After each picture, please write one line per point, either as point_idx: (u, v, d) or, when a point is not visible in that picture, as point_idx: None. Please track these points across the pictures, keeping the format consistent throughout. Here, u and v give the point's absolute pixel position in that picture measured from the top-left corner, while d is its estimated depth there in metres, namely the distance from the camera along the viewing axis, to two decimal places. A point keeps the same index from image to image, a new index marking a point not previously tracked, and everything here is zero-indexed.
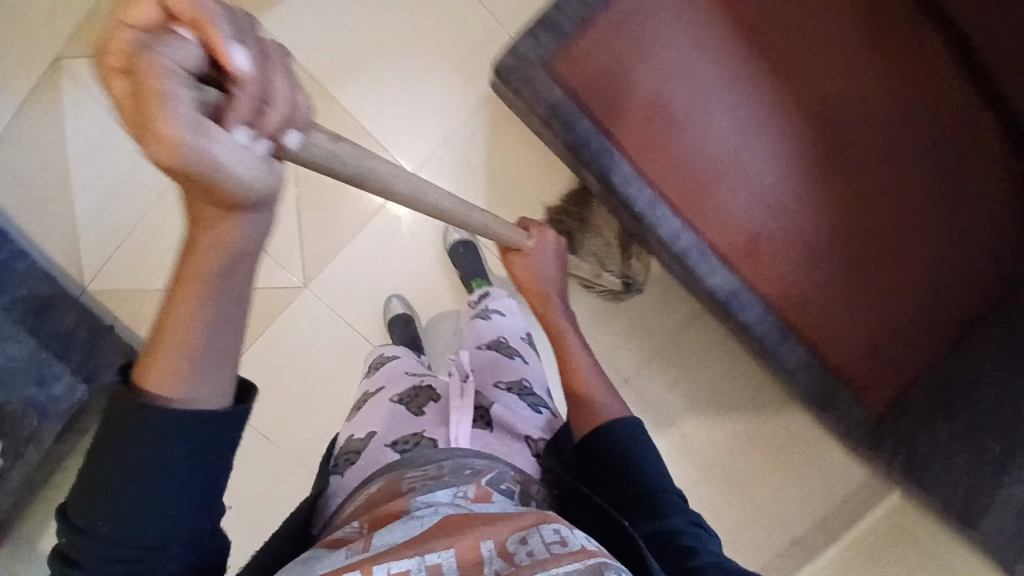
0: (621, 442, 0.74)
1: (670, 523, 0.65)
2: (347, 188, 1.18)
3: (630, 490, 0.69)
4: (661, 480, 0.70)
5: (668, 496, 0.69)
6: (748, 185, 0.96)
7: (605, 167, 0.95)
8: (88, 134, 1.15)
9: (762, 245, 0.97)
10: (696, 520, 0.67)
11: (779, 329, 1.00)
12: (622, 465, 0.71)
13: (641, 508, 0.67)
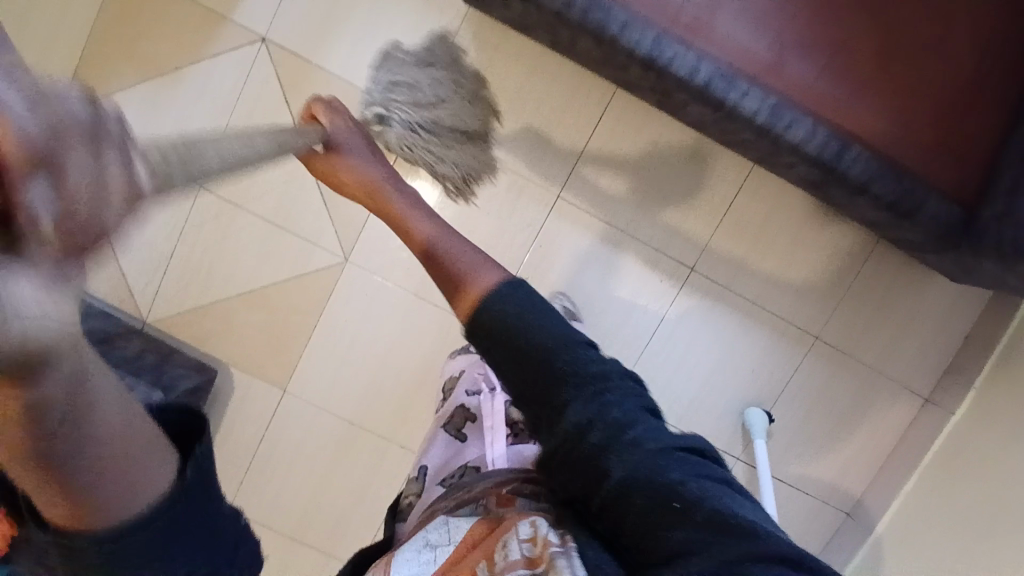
0: (508, 318, 0.57)
1: (574, 403, 0.54)
2: None
3: (524, 371, 0.55)
4: (561, 339, 0.56)
5: (575, 357, 0.55)
6: (734, 3, 0.89)
7: (591, 10, 0.88)
8: None
9: (782, 53, 0.90)
10: (602, 389, 0.55)
11: (837, 137, 0.91)
12: (516, 344, 0.56)
13: (546, 389, 0.55)
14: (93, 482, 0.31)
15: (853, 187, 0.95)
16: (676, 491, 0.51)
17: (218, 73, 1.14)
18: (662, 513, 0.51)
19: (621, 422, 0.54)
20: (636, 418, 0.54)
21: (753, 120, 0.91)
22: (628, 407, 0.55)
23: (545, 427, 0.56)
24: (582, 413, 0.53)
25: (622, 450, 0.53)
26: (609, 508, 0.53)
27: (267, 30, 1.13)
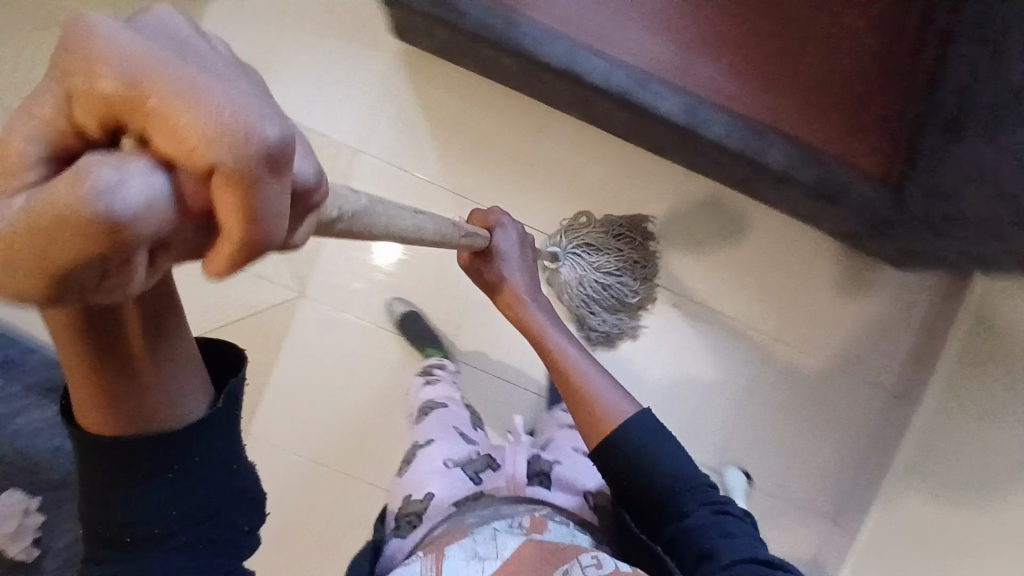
0: (638, 449, 0.79)
1: (689, 514, 0.75)
2: None
3: (659, 486, 0.77)
4: (685, 473, 0.78)
5: (698, 481, 0.78)
6: (636, 11, 0.94)
7: (502, 30, 0.94)
8: None
9: (689, 53, 0.95)
10: (719, 508, 0.76)
11: (752, 128, 0.96)
12: (657, 471, 0.78)
13: (679, 503, 0.76)
14: (143, 381, 0.42)
15: (774, 175, 0.99)
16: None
17: None
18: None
19: (733, 537, 0.72)
20: (734, 534, 0.73)
21: (670, 119, 0.96)
22: (735, 526, 0.74)
23: (661, 523, 0.77)
24: (700, 518, 0.75)
25: (731, 551, 0.70)
26: None
27: None
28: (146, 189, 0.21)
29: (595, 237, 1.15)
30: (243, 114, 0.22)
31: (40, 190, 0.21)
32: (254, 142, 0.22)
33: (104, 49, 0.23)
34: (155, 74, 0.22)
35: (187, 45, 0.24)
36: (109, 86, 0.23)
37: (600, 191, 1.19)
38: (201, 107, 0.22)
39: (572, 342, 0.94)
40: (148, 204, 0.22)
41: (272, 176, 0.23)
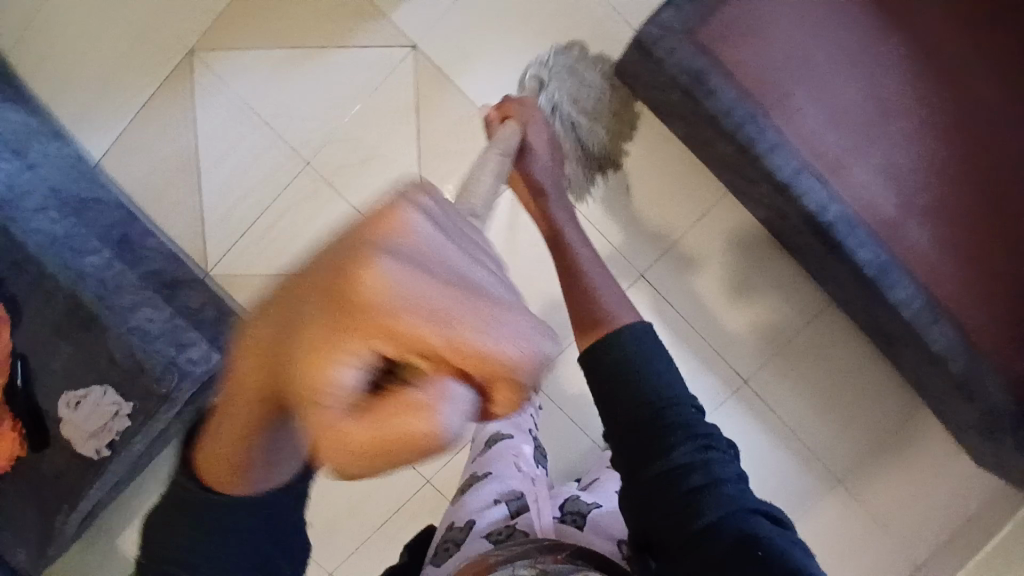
0: (624, 363, 0.71)
1: (672, 449, 0.67)
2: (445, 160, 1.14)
3: (642, 402, 0.69)
4: (667, 391, 0.70)
5: (681, 412, 0.69)
6: (872, 159, 0.93)
7: (741, 122, 0.91)
8: (213, 125, 1.15)
9: (906, 215, 0.94)
10: (702, 445, 0.68)
11: (932, 309, 0.95)
12: (644, 391, 0.70)
13: (660, 430, 0.68)
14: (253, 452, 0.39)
15: (929, 354, 0.98)
16: (751, 541, 0.61)
17: (357, 60, 1.12)
18: (739, 549, 0.61)
19: (713, 476, 0.66)
20: (723, 476, 0.66)
21: (861, 269, 0.95)
22: (721, 466, 0.67)
23: (641, 463, 0.68)
24: (684, 456, 0.67)
25: (713, 490, 0.65)
26: (692, 540, 0.63)
27: (415, 36, 1.12)
28: (417, 431, 0.25)
29: (589, 84, 1.11)
30: (503, 344, 0.24)
31: (380, 425, 0.25)
32: (509, 362, 0.25)
33: (376, 288, 0.23)
34: (420, 342, 0.24)
35: (445, 262, 0.25)
36: (358, 368, 0.24)
37: (740, 289, 1.19)
38: (470, 354, 0.24)
39: (586, 242, 0.91)
40: (416, 441, 0.25)
41: (535, 379, 0.26)
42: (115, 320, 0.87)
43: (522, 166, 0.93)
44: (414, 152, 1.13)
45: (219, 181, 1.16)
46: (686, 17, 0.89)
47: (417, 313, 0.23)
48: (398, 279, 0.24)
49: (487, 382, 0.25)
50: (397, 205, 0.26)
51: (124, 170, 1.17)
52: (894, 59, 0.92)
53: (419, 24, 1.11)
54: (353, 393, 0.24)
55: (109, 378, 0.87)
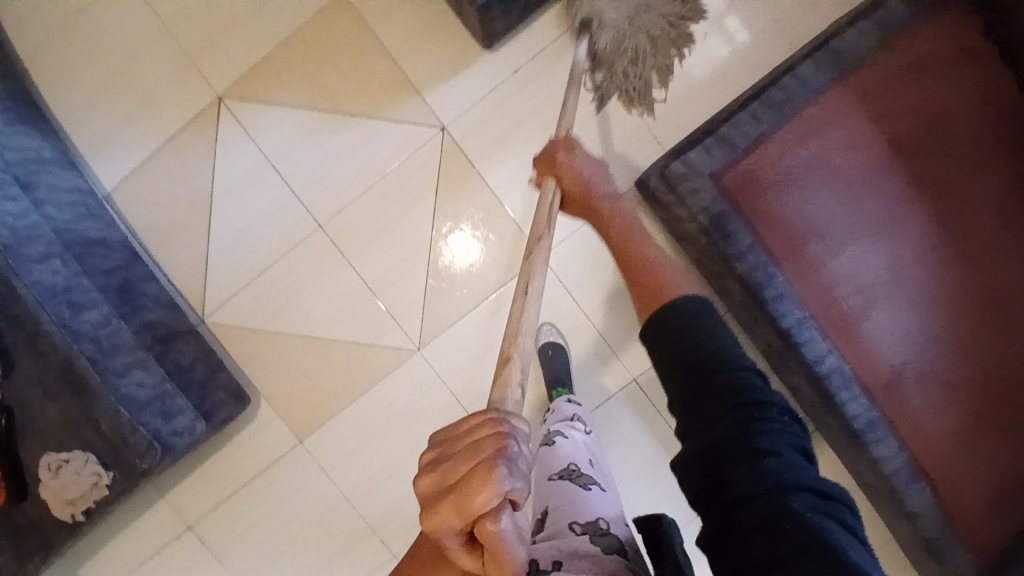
0: (693, 322, 0.68)
1: (727, 412, 0.61)
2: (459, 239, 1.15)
3: (698, 359, 0.65)
4: (734, 355, 0.65)
5: (744, 381, 0.63)
6: (877, 319, 0.94)
7: (753, 266, 0.92)
8: (233, 176, 1.16)
9: (902, 377, 0.95)
10: (753, 417, 0.61)
11: (913, 470, 0.96)
12: (706, 355, 0.66)
13: (718, 399, 0.62)
14: None
15: (903, 511, 0.99)
16: (783, 514, 0.54)
17: (384, 137, 1.13)
18: (771, 518, 0.54)
19: (762, 447, 0.58)
20: (783, 446, 0.59)
21: (851, 422, 0.96)
22: (780, 438, 0.60)
23: (694, 422, 0.63)
24: (735, 422, 0.60)
25: (755, 457, 0.58)
26: (731, 505, 0.57)
27: (445, 116, 1.12)
28: (506, 555, 0.49)
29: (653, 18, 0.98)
30: (486, 499, 0.46)
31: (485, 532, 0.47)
32: (499, 506, 0.47)
33: (439, 506, 0.48)
34: (463, 503, 0.47)
35: (449, 464, 0.49)
36: (472, 554, 0.51)
37: None
38: (479, 513, 0.47)
39: (660, 252, 0.79)
40: (508, 558, 0.49)
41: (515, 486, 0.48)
42: (105, 387, 0.86)
43: (565, 181, 0.82)
44: (428, 230, 1.15)
45: (232, 234, 1.17)
46: (715, 161, 0.92)
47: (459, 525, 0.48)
48: (439, 519, 0.48)
49: (493, 518, 0.47)
50: (425, 484, 0.50)
51: (136, 206, 1.16)
52: (913, 225, 0.92)
53: (452, 104, 1.12)
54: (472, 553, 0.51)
55: (93, 447, 0.86)
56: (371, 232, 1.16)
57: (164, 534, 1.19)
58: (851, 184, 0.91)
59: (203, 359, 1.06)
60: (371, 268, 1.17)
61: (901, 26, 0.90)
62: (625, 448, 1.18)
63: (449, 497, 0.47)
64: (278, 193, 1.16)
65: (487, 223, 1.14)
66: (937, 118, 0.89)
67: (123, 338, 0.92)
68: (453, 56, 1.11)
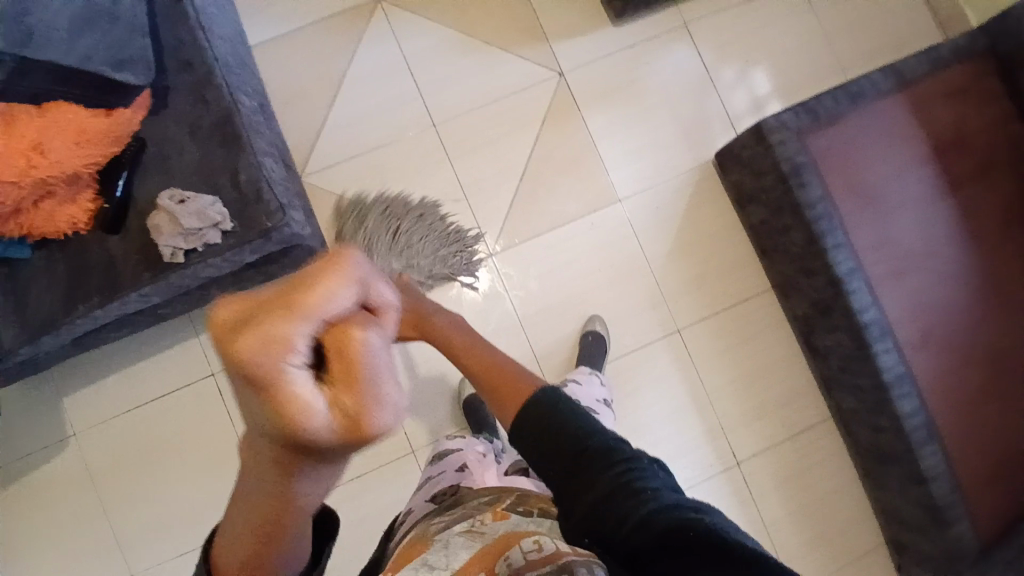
0: (548, 402, 0.70)
1: (605, 459, 0.64)
2: (551, 168, 1.29)
3: (564, 438, 0.66)
4: (593, 423, 0.68)
5: (604, 444, 0.65)
6: (913, 286, 1.09)
7: (821, 215, 1.09)
8: (367, 65, 1.29)
9: (926, 341, 1.09)
10: (628, 463, 0.63)
11: (929, 429, 1.08)
12: (564, 441, 0.66)
13: (592, 464, 0.64)
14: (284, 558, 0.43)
15: (914, 471, 1.10)
16: (679, 516, 0.56)
17: (510, 68, 1.31)
18: (668, 535, 0.54)
19: (641, 482, 0.61)
20: (656, 480, 0.62)
21: (881, 373, 1.09)
22: (654, 475, 0.63)
23: (577, 476, 0.64)
24: (617, 465, 0.63)
25: (636, 490, 0.60)
26: (630, 529, 0.57)
27: (565, 66, 1.31)
28: (367, 395, 0.27)
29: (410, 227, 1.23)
30: (329, 312, 0.27)
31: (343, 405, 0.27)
32: (358, 321, 0.28)
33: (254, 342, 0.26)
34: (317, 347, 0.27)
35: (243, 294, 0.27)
36: (304, 397, 0.26)
37: (757, 375, 1.30)
38: (322, 307, 0.27)
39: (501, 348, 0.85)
40: (366, 398, 0.27)
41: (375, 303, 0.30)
42: (251, 151, 0.91)
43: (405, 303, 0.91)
44: (526, 153, 1.29)
45: (349, 111, 1.27)
46: (801, 123, 1.10)
47: (292, 370, 0.26)
48: (251, 371, 0.26)
49: (355, 337, 0.27)
50: (219, 319, 0.27)
51: (269, 65, 1.27)
52: (949, 215, 1.11)
53: (573, 58, 1.31)
54: (301, 378, 0.26)
55: (223, 196, 0.88)
56: (475, 142, 1.29)
57: (188, 373, 1.18)
58: (903, 169, 1.11)
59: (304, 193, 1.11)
60: (466, 174, 1.28)
61: (947, 62, 1.14)
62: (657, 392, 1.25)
63: (252, 313, 0.27)
64: (402, 88, 1.29)
65: (577, 161, 1.30)
66: (969, 135, 1.12)
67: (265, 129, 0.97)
68: (583, 22, 1.32)
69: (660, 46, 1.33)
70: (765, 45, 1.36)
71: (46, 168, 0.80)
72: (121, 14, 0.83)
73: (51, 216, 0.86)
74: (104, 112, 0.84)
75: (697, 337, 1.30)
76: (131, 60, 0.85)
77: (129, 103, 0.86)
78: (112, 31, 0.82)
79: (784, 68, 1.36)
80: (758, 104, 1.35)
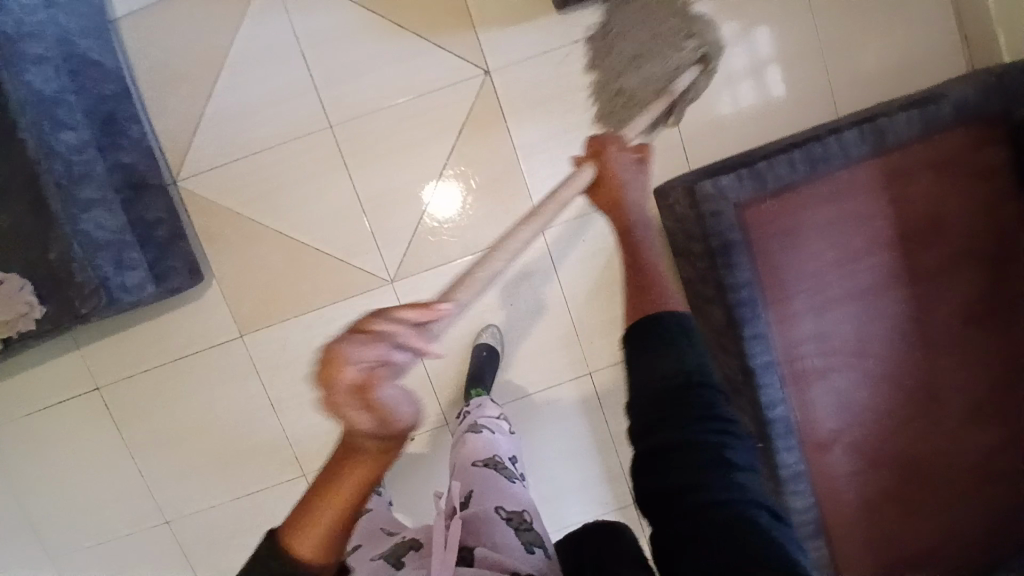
0: (666, 332, 0.62)
1: (698, 420, 0.57)
2: (468, 187, 1.12)
3: (670, 380, 0.60)
4: (707, 376, 0.61)
5: (704, 391, 0.59)
6: (831, 384, 0.99)
7: (742, 301, 0.95)
8: (255, 47, 1.08)
9: (834, 442, 1.01)
10: (722, 433, 0.57)
11: (817, 528, 1.03)
12: (656, 381, 0.60)
13: (673, 399, 0.59)
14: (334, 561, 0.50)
15: None
16: (752, 528, 0.51)
17: (428, 59, 1.09)
18: (729, 527, 0.51)
19: (722, 453, 0.56)
20: (742, 461, 0.57)
21: (778, 470, 1.02)
22: (740, 454, 0.57)
23: (664, 426, 0.58)
24: (705, 434, 0.56)
25: (719, 471, 0.54)
26: (693, 512, 0.52)
27: (493, 61, 1.09)
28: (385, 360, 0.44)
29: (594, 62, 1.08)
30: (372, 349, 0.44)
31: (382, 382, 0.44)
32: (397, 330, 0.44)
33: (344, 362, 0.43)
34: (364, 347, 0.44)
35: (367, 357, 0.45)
36: (369, 414, 0.42)
37: None
38: (349, 375, 0.42)
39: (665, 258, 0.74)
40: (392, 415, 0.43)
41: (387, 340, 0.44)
42: (66, 217, 0.78)
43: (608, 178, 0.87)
44: (439, 167, 1.11)
45: (233, 103, 1.08)
46: (741, 192, 0.93)
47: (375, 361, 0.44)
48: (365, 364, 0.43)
49: (358, 374, 0.42)
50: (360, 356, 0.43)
51: (139, 38, 1.06)
52: (892, 312, 0.97)
53: (504, 50, 1.08)
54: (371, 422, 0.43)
55: (33, 273, 0.78)
56: (382, 151, 1.11)
57: (69, 389, 1.13)
58: (852, 253, 0.95)
59: (167, 219, 1.00)
60: (369, 186, 1.11)
61: (942, 125, 0.93)
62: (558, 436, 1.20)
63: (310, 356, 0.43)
64: (295, 77, 1.08)
65: (499, 181, 1.12)
66: (942, 222, 0.95)
67: (94, 174, 0.85)
68: (520, 6, 1.08)
69: (612, 42, 1.09)
70: (745, 47, 1.10)
71: None
72: None
73: None
74: None
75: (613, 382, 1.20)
76: None
77: None
78: None
79: (768, 67, 1.10)
80: (758, 67, 1.10)
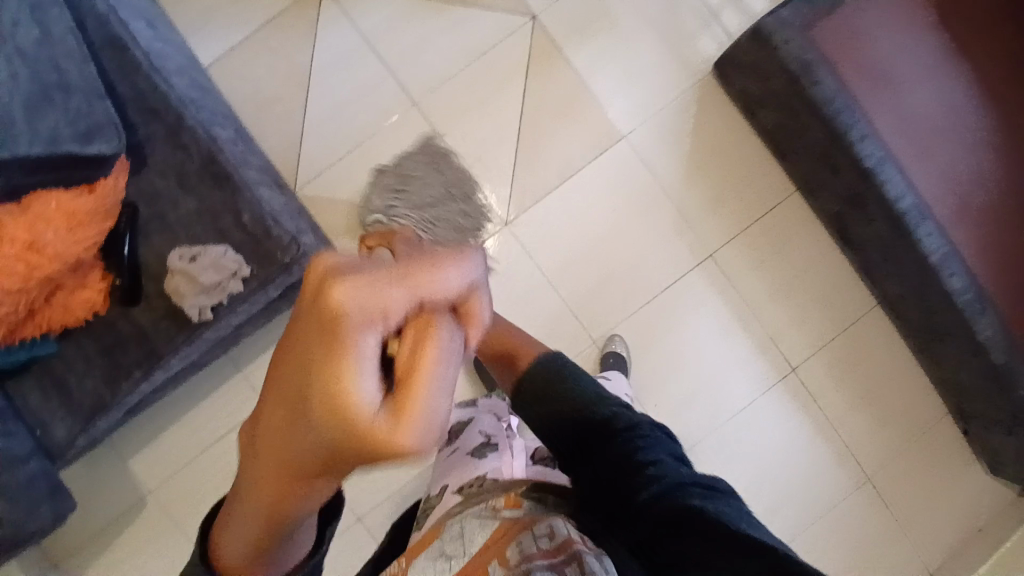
0: (554, 374, 0.73)
1: (614, 441, 0.66)
2: (546, 118, 1.23)
3: (581, 415, 0.68)
4: (603, 396, 0.70)
5: (605, 415, 0.68)
6: (941, 161, 1.06)
7: (839, 107, 1.03)
8: (332, 59, 1.21)
9: (965, 213, 1.06)
10: (637, 438, 0.66)
11: (983, 301, 1.07)
12: (564, 418, 0.69)
13: (596, 437, 0.66)
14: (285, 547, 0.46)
15: (976, 345, 1.09)
16: (683, 507, 0.58)
17: (479, 22, 1.22)
18: (668, 517, 0.58)
19: (643, 458, 0.64)
20: (666, 457, 0.65)
21: (927, 257, 1.06)
22: (660, 450, 0.65)
23: (585, 454, 0.67)
24: (623, 449, 0.65)
25: (649, 470, 0.62)
26: (638, 517, 0.60)
27: (536, 5, 1.23)
28: (424, 361, 0.33)
29: None
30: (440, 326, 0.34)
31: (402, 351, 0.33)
32: (445, 333, 0.34)
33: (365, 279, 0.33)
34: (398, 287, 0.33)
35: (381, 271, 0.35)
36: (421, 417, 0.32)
37: (797, 279, 1.27)
38: (418, 333, 0.33)
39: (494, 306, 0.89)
40: (427, 421, 0.32)
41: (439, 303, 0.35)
42: (247, 188, 0.87)
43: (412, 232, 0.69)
44: (517, 109, 1.22)
45: (326, 111, 1.20)
46: (801, 15, 1.04)
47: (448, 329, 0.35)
48: (430, 319, 0.34)
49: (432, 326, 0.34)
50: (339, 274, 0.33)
51: (229, 79, 1.19)
52: (970, 79, 1.06)
53: None
54: (383, 422, 0.32)
55: (232, 241, 0.86)
56: (464, 111, 1.22)
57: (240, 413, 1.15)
58: (913, 39, 1.05)
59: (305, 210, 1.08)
60: (462, 145, 1.22)
61: None
62: (699, 319, 1.25)
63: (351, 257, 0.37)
64: (373, 70, 1.21)
65: (572, 105, 1.23)
66: None
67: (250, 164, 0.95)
68: None
69: None
70: None
71: (45, 265, 0.77)
72: (72, 83, 0.78)
73: (66, 308, 0.84)
74: (87, 189, 0.80)
75: (731, 256, 1.26)
76: (97, 127, 0.80)
77: (108, 172, 0.82)
78: (68, 102, 0.78)
79: None
80: None
